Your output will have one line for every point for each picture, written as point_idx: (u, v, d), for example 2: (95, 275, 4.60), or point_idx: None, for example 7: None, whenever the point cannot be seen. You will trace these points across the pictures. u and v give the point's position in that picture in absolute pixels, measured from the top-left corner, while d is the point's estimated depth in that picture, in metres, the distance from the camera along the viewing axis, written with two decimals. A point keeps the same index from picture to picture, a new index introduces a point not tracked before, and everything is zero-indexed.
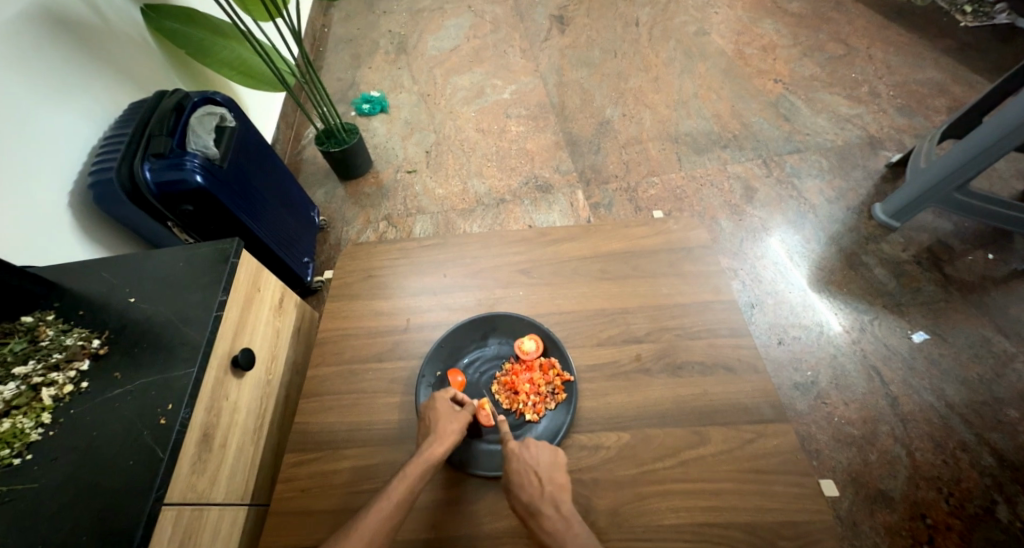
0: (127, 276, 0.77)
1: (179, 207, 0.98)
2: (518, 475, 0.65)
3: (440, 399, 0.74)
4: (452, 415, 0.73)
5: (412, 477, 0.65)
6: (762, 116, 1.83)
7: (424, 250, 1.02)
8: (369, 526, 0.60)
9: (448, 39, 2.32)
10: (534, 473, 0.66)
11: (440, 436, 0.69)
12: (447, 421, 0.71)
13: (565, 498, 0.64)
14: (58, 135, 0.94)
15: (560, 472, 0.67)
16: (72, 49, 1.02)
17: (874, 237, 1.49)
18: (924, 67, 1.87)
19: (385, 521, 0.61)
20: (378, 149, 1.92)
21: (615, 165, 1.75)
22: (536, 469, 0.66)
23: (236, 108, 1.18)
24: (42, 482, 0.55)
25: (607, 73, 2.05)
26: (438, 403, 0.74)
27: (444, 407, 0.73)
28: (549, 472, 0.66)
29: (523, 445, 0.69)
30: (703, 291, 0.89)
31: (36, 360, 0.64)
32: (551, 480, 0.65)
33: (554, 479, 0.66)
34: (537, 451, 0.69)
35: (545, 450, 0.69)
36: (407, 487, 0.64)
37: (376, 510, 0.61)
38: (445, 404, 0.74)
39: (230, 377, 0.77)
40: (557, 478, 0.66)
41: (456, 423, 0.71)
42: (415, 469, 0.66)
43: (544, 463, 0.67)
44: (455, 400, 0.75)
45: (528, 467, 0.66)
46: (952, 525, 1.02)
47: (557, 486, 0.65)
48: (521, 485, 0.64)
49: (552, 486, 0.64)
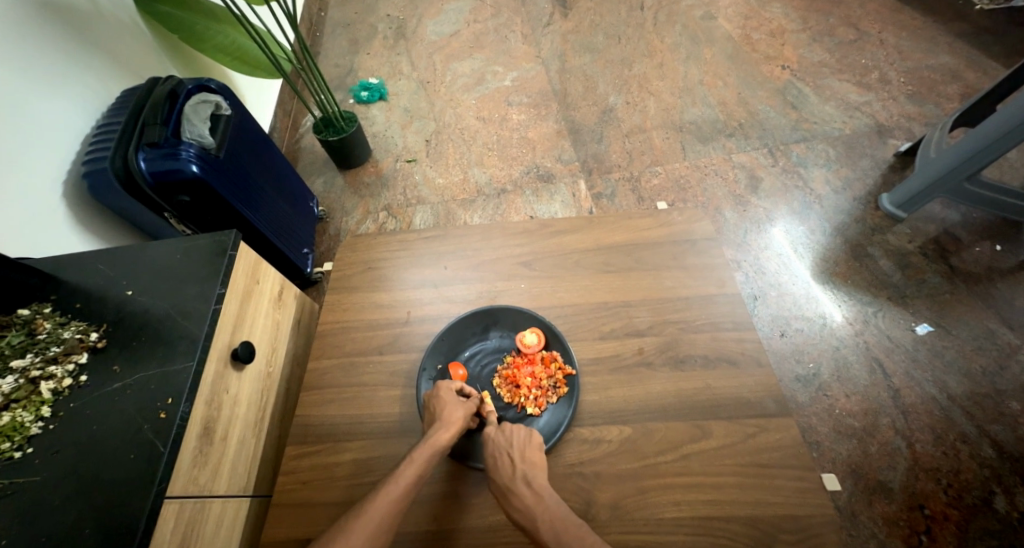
0: (124, 268, 0.76)
1: (175, 197, 0.96)
2: (490, 458, 0.68)
3: (444, 388, 0.74)
4: (459, 403, 0.72)
5: (419, 464, 0.65)
6: (769, 104, 1.79)
7: (424, 242, 1.01)
8: (378, 511, 0.59)
9: (449, 24, 2.27)
10: (506, 454, 0.68)
11: (447, 424, 0.69)
12: (452, 407, 0.71)
13: (537, 475, 0.65)
14: (50, 123, 0.92)
15: (534, 450, 0.68)
16: (63, 34, 0.99)
17: (880, 228, 1.47)
18: (936, 52, 1.83)
19: (392, 508, 0.60)
20: (377, 138, 1.89)
21: (618, 154, 1.72)
22: (508, 450, 0.68)
23: (231, 96, 1.15)
24: (44, 476, 0.55)
25: (610, 60, 2.01)
26: (444, 391, 0.73)
27: (450, 395, 0.73)
28: (522, 451, 0.68)
29: (500, 428, 0.72)
30: (707, 284, 0.88)
31: (34, 354, 0.64)
32: (524, 460, 0.67)
33: (527, 459, 0.67)
34: (512, 433, 0.71)
35: (520, 431, 0.71)
36: (413, 472, 0.64)
37: (380, 500, 0.61)
38: (450, 393, 0.74)
39: (230, 370, 0.77)
40: (530, 457, 0.67)
41: (461, 411, 0.71)
42: (423, 455, 0.66)
43: (517, 443, 0.69)
44: (460, 390, 0.76)
45: (500, 449, 0.69)
46: (951, 516, 1.02)
47: (530, 464, 0.66)
48: (494, 467, 0.67)
49: (524, 464, 0.66)
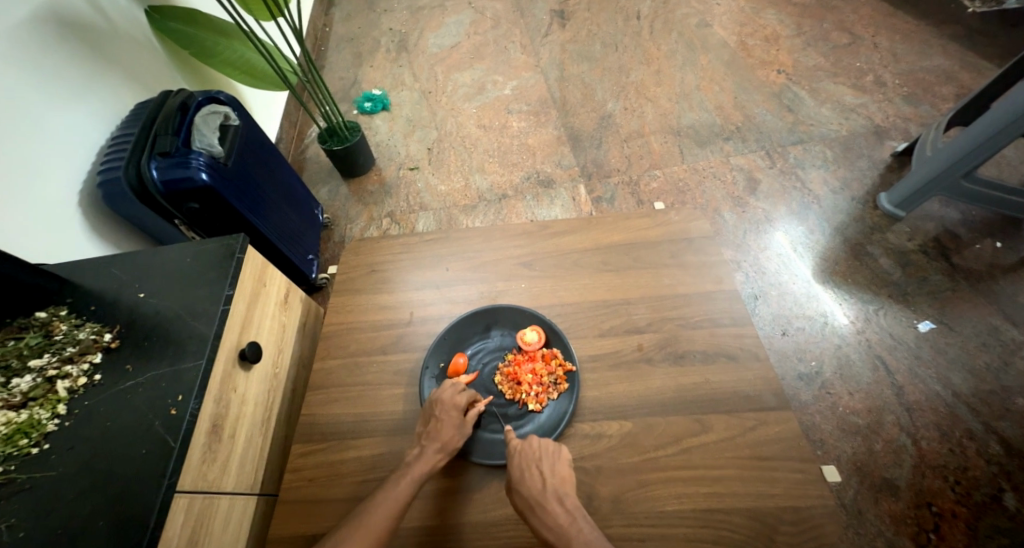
0: (137, 272, 0.79)
1: (185, 205, 1.00)
2: (519, 471, 0.67)
3: (445, 404, 0.73)
4: (455, 422, 0.72)
5: (416, 474, 0.67)
6: (765, 108, 1.82)
7: (426, 245, 1.03)
8: (381, 516, 0.62)
9: (450, 36, 2.33)
10: (536, 468, 0.67)
11: (445, 439, 0.70)
12: (451, 430, 0.71)
13: (568, 492, 0.65)
14: (67, 136, 0.96)
15: (563, 465, 0.67)
16: (79, 50, 1.03)
17: (879, 227, 1.47)
18: (930, 54, 1.85)
19: (389, 520, 0.62)
20: (380, 147, 1.93)
21: (617, 159, 1.75)
22: (539, 464, 0.67)
23: (239, 107, 1.19)
24: (59, 471, 0.57)
25: (608, 68, 2.05)
26: (443, 408, 0.73)
27: (449, 411, 0.73)
28: (552, 465, 0.67)
29: (527, 442, 0.70)
30: (704, 281, 0.89)
31: (51, 354, 0.66)
32: (554, 474, 0.66)
33: (556, 472, 0.66)
34: (540, 445, 0.70)
35: (548, 444, 0.70)
36: (414, 488, 0.66)
37: (384, 508, 0.63)
38: (453, 412, 0.73)
39: (238, 370, 0.79)
40: (560, 472, 0.66)
41: (461, 436, 0.71)
42: (428, 469, 0.67)
43: (546, 456, 0.68)
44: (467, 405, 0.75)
45: (531, 463, 0.67)
46: (958, 513, 1.02)
47: (560, 480, 0.65)
48: (523, 480, 0.65)
49: (555, 479, 0.65)
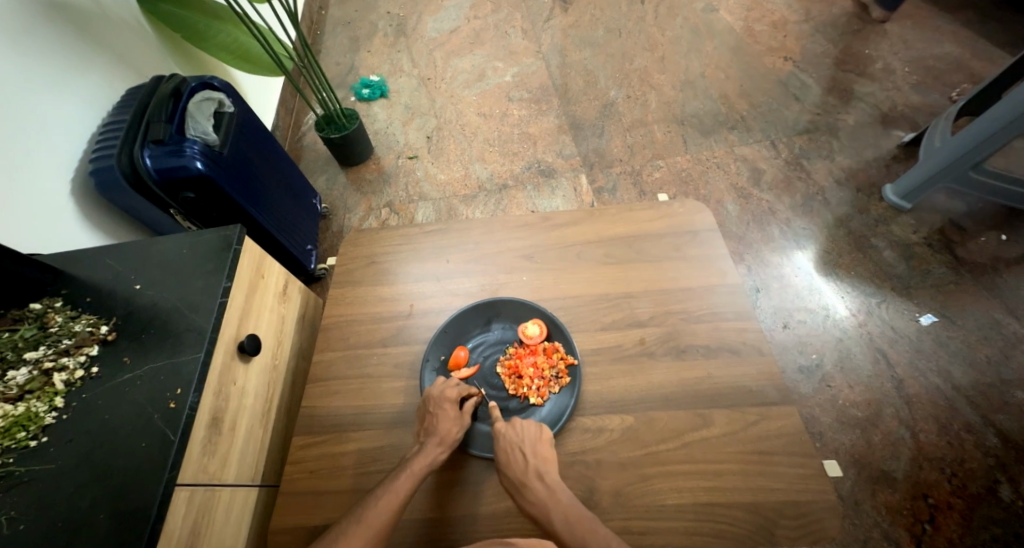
0: (132, 262, 0.77)
1: (180, 194, 0.98)
2: (502, 453, 0.68)
3: (436, 398, 0.73)
4: (451, 414, 0.72)
5: (415, 472, 0.66)
6: (771, 96, 1.78)
7: (426, 236, 1.01)
8: (379, 512, 0.62)
9: (449, 20, 2.27)
10: (518, 449, 0.68)
11: (440, 432, 0.70)
12: (448, 422, 0.71)
13: (549, 470, 0.66)
14: (56, 122, 0.94)
15: (544, 445, 0.69)
16: (67, 33, 1.00)
17: (884, 219, 1.46)
18: (941, 41, 1.81)
19: (388, 519, 0.62)
20: (378, 135, 1.90)
21: (620, 149, 1.72)
22: (520, 445, 0.68)
23: (234, 93, 1.16)
24: (57, 464, 0.56)
25: (611, 54, 2.00)
26: (435, 403, 0.73)
27: (442, 405, 0.73)
28: (534, 447, 0.68)
29: (509, 424, 0.71)
30: (708, 275, 0.88)
31: (47, 346, 0.65)
32: (535, 455, 0.67)
33: (538, 453, 0.67)
34: (522, 427, 0.71)
35: (530, 425, 0.71)
36: (412, 483, 0.65)
37: (382, 503, 0.63)
38: (446, 405, 0.72)
39: (237, 362, 0.78)
40: (541, 452, 0.68)
41: (458, 427, 0.71)
42: (423, 464, 0.67)
43: (528, 438, 0.69)
44: (461, 398, 0.75)
45: (512, 444, 0.69)
46: (954, 504, 1.02)
47: (542, 459, 0.67)
48: (507, 462, 0.67)
49: (536, 459, 0.67)
